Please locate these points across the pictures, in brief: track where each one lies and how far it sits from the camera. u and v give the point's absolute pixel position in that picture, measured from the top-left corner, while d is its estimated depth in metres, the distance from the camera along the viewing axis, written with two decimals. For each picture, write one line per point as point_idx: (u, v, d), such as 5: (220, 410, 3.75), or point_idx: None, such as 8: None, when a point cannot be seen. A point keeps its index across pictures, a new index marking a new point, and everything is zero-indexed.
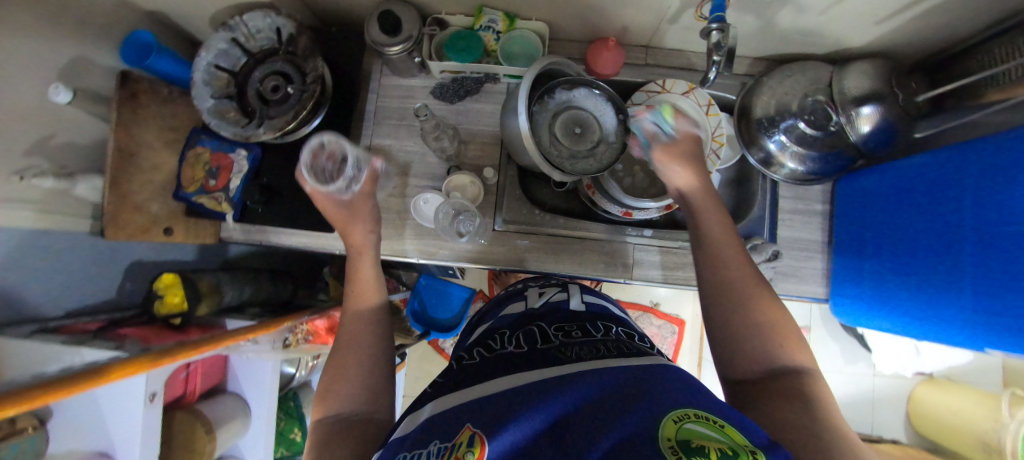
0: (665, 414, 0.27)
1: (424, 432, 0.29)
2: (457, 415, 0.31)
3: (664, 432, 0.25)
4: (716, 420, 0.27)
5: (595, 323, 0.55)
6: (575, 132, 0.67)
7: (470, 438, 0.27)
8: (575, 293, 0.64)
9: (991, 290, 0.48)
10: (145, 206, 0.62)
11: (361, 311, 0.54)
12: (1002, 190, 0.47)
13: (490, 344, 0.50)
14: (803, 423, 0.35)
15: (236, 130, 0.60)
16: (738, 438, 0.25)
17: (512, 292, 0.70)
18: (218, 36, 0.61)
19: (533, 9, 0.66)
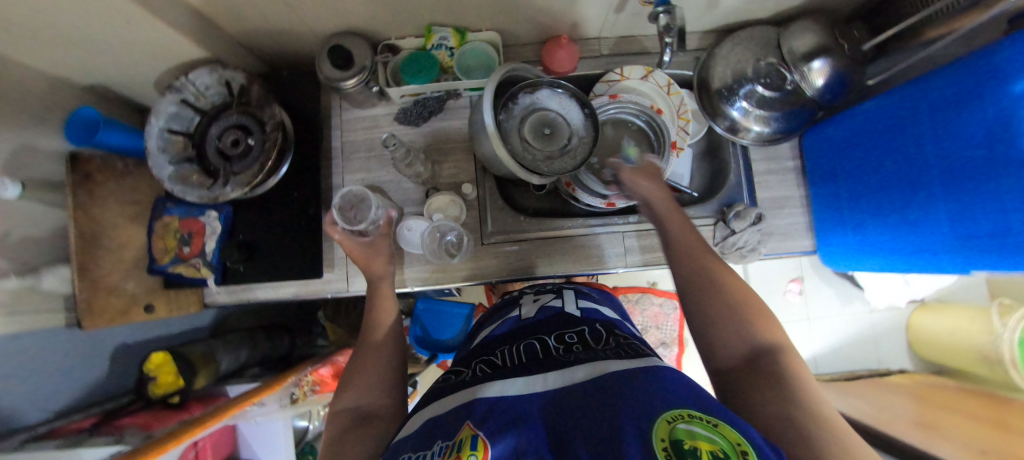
0: (660, 415, 0.29)
1: (425, 437, 0.33)
2: (457, 417, 0.34)
3: (658, 432, 0.27)
4: (711, 420, 0.28)
5: (593, 327, 0.56)
6: (546, 133, 0.67)
7: (470, 439, 0.29)
8: (569, 298, 0.65)
9: (964, 214, 0.49)
10: (121, 287, 0.60)
11: (379, 337, 0.54)
12: (951, 122, 0.50)
13: (492, 358, 0.50)
14: (780, 415, 0.37)
15: (204, 192, 0.58)
16: (731, 437, 0.26)
17: (508, 301, 0.73)
18: (166, 100, 0.59)
19: (481, 20, 0.67)
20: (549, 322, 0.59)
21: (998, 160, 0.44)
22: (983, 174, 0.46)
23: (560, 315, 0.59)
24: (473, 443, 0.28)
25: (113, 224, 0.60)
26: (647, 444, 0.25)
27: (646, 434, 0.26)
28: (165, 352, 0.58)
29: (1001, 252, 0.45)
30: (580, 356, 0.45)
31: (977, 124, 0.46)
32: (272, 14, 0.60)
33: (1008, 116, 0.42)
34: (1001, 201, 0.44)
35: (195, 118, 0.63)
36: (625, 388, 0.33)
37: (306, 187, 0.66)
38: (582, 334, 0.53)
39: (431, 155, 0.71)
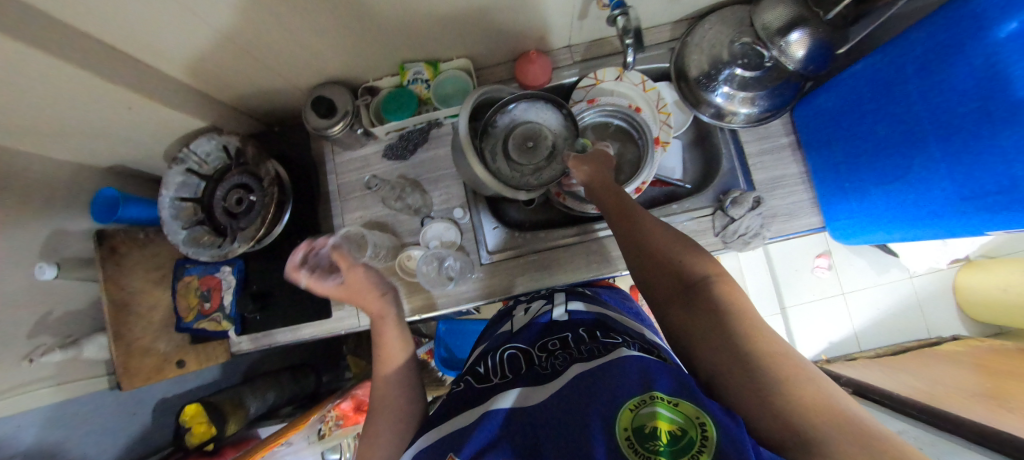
0: (621, 405, 0.31)
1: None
2: (442, 447, 0.35)
3: (621, 422, 0.30)
4: (671, 399, 0.31)
5: (576, 330, 0.52)
6: (528, 146, 0.67)
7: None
8: (558, 301, 0.62)
9: (967, 174, 0.47)
10: (153, 347, 0.64)
11: (388, 375, 0.54)
12: (937, 77, 0.48)
13: (481, 372, 0.50)
14: (731, 368, 0.36)
15: (213, 251, 0.63)
16: (689, 411, 0.29)
17: (504, 313, 0.70)
18: (173, 172, 0.64)
19: (449, 50, 0.69)
20: (537, 330, 0.56)
21: (995, 110, 0.42)
22: (980, 126, 0.44)
23: (550, 322, 0.57)
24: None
25: (140, 290, 0.66)
26: (614, 438, 0.29)
27: (610, 427, 0.30)
28: (196, 405, 0.61)
29: (1011, 209, 0.42)
30: (561, 362, 0.43)
31: (970, 77, 0.44)
32: (256, 76, 0.65)
33: (1000, 61, 0.40)
34: (1001, 151, 0.42)
35: (200, 183, 0.68)
36: (602, 382, 0.34)
37: (308, 232, 0.70)
38: (565, 337, 0.51)
39: (422, 185, 0.73)
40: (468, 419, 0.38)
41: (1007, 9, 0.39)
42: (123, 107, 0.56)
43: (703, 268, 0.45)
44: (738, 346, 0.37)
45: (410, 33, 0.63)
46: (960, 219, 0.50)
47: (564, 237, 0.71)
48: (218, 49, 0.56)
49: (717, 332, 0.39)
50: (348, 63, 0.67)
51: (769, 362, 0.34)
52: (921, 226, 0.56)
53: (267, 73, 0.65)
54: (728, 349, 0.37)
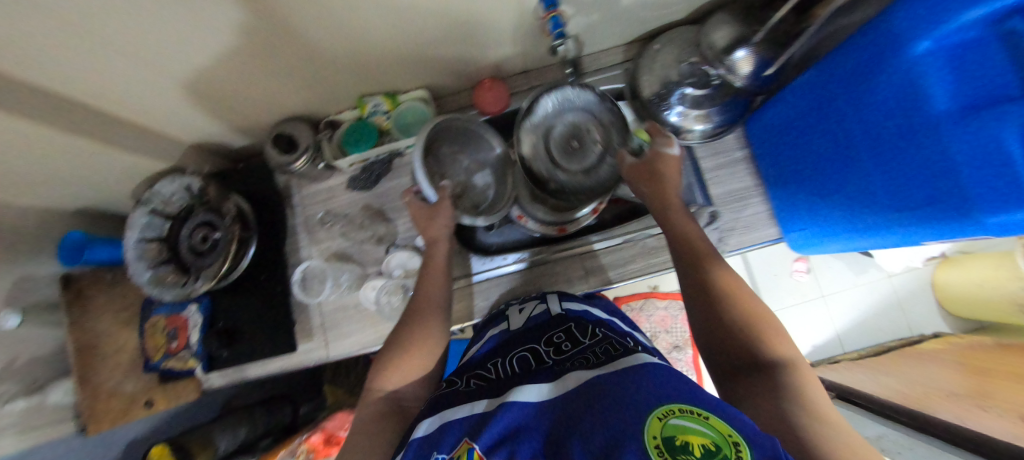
0: (650, 412, 0.32)
1: (430, 444, 0.39)
2: (467, 426, 0.40)
3: (650, 430, 0.31)
4: (701, 413, 0.31)
5: (582, 326, 0.58)
6: (575, 147, 0.64)
7: (469, 451, 0.36)
8: (554, 299, 0.67)
9: (899, 186, 0.48)
10: (118, 389, 0.65)
11: (392, 377, 0.55)
12: (860, 94, 0.50)
13: (484, 375, 0.53)
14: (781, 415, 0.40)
15: (179, 290, 0.63)
16: (722, 429, 0.29)
17: (495, 314, 0.73)
18: (137, 213, 0.65)
19: (406, 82, 0.71)
20: (537, 328, 0.61)
21: (917, 125, 0.44)
22: (902, 141, 0.46)
23: (549, 319, 0.62)
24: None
25: (106, 331, 0.66)
26: (642, 445, 0.29)
27: (640, 435, 0.30)
28: (163, 445, 0.61)
29: (945, 220, 0.44)
30: (569, 363, 0.48)
31: (892, 93, 0.46)
32: (217, 117, 0.66)
33: (915, 79, 0.43)
34: (932, 163, 0.43)
35: (165, 223, 0.68)
36: (629, 385, 0.37)
37: (273, 266, 0.70)
38: (569, 333, 0.57)
39: (387, 213, 0.74)
40: (493, 404, 0.42)
41: (918, 30, 0.41)
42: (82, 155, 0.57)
43: (778, 345, 0.47)
44: (801, 414, 0.39)
45: (365, 69, 0.65)
46: (888, 230, 0.52)
47: (563, 250, 0.75)
48: (174, 94, 0.58)
49: (778, 395, 0.42)
50: (307, 98, 0.69)
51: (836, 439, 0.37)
52: (857, 239, 0.58)
53: (227, 112, 0.67)
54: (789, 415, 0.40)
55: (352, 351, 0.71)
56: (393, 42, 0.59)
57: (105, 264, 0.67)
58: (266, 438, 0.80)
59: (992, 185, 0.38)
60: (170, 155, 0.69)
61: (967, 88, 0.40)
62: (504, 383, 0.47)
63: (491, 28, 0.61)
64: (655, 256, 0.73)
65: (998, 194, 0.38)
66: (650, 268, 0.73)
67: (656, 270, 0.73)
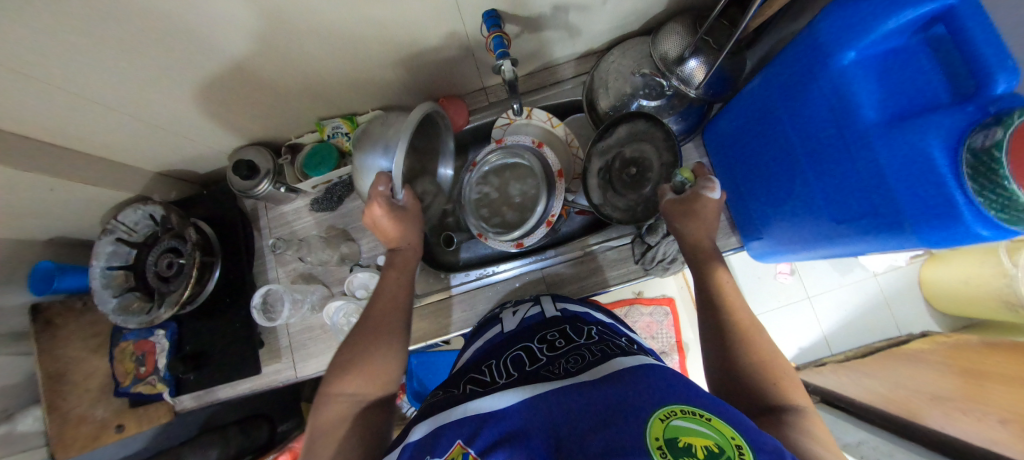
0: (653, 411, 0.32)
1: (420, 449, 0.35)
2: (456, 426, 0.36)
3: (652, 431, 0.30)
4: (702, 415, 0.31)
5: (575, 325, 0.57)
6: (633, 174, 0.67)
7: (463, 456, 0.33)
8: (548, 302, 0.66)
9: (837, 198, 0.47)
10: (89, 414, 0.66)
11: (346, 388, 0.46)
12: (796, 103, 0.49)
13: (479, 376, 0.49)
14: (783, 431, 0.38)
15: (141, 318, 0.65)
16: (725, 432, 0.29)
17: (488, 319, 0.71)
18: (103, 242, 0.68)
19: (362, 104, 0.72)
20: (530, 328, 0.59)
21: (848, 137, 0.43)
22: (838, 152, 0.45)
23: (543, 321, 0.60)
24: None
25: (77, 359, 0.68)
26: (646, 444, 0.28)
27: (642, 435, 0.29)
28: None
29: (878, 233, 0.43)
30: (566, 361, 0.46)
31: (822, 105, 0.45)
32: (178, 145, 0.68)
33: (844, 90, 0.42)
34: (864, 176, 0.42)
35: (132, 251, 0.70)
36: (632, 384, 0.36)
37: (238, 289, 0.72)
38: (564, 331, 0.55)
39: (352, 233, 0.76)
40: (483, 403, 0.39)
41: (841, 40, 0.40)
42: (44, 190, 0.59)
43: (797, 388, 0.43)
44: (813, 448, 0.35)
45: (318, 93, 0.66)
46: (831, 240, 0.51)
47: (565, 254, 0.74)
48: (130, 127, 0.60)
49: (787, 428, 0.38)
50: (267, 123, 0.71)
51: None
52: (807, 248, 0.57)
53: (188, 140, 0.68)
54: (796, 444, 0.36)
55: (315, 371, 0.71)
56: (340, 68, 0.61)
57: (75, 292, 0.68)
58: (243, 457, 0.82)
59: (922, 200, 0.37)
60: (135, 184, 0.71)
61: (895, 97, 0.39)
62: (505, 383, 0.44)
63: (437, 48, 0.62)
64: (613, 270, 0.73)
65: (929, 208, 0.37)
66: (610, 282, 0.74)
67: (612, 284, 0.73)
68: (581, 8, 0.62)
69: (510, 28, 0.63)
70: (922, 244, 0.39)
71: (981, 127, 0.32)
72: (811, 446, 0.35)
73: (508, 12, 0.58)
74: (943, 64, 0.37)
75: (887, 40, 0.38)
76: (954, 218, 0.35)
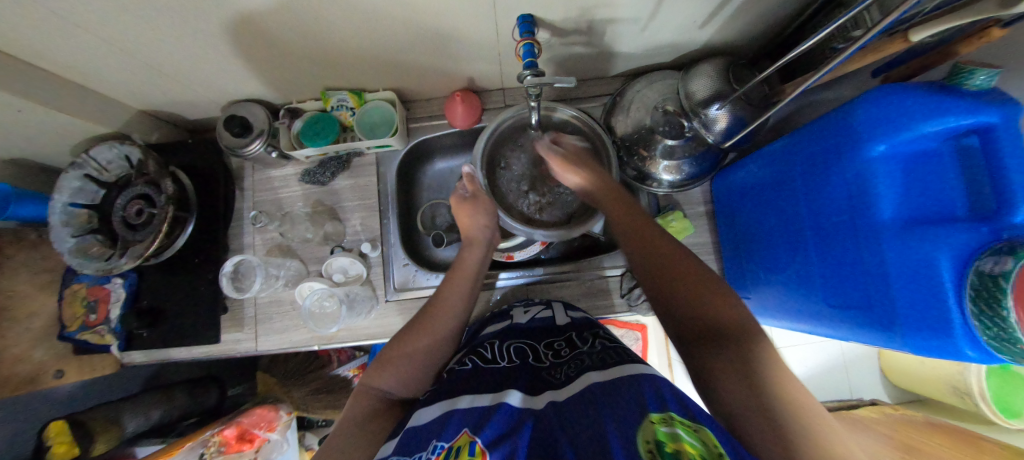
0: (645, 417, 0.34)
1: (431, 430, 0.39)
2: (464, 418, 0.40)
3: (644, 435, 0.32)
4: (692, 424, 0.33)
5: (582, 332, 0.59)
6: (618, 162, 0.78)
7: (470, 445, 0.36)
8: (559, 307, 0.67)
9: (833, 282, 0.48)
10: (26, 355, 0.62)
11: (382, 365, 0.51)
12: (816, 180, 0.49)
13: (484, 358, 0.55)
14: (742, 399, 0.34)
15: (101, 265, 0.61)
16: (709, 440, 0.30)
17: (496, 313, 0.70)
18: (70, 176, 0.63)
19: (374, 81, 0.68)
20: (541, 331, 0.61)
21: (859, 227, 0.43)
22: (846, 239, 0.45)
23: (550, 325, 0.62)
24: (474, 451, 0.34)
25: (21, 294, 0.64)
26: (638, 445, 0.31)
27: (636, 439, 0.32)
28: (63, 422, 0.61)
29: (868, 327, 0.44)
30: (569, 370, 0.49)
31: (841, 189, 0.45)
32: (167, 86, 0.63)
33: (867, 181, 0.41)
34: (866, 269, 0.43)
35: (99, 190, 0.65)
36: (628, 390, 0.39)
37: (208, 251, 0.68)
38: (571, 338, 0.58)
39: (340, 213, 0.72)
40: (488, 402, 0.42)
41: (877, 130, 0.40)
42: (10, 109, 0.53)
43: (732, 322, 0.39)
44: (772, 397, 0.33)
45: (328, 63, 0.62)
46: (820, 318, 0.51)
47: (569, 271, 0.73)
48: (118, 59, 0.55)
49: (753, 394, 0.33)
50: (268, 83, 0.66)
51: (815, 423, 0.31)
52: (790, 320, 0.58)
53: (178, 85, 0.63)
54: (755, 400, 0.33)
55: (278, 348, 0.69)
56: (359, 42, 0.57)
57: (31, 222, 0.64)
58: (188, 419, 0.79)
59: (918, 309, 0.38)
60: (112, 120, 0.66)
61: (914, 201, 0.39)
62: (507, 379, 0.49)
63: (464, 42, 0.59)
64: (600, 298, 0.73)
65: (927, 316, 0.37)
66: (598, 310, 0.73)
67: (600, 313, 0.73)
68: (621, 29, 0.61)
69: (543, 37, 0.60)
70: (906, 346, 0.40)
71: (992, 252, 0.33)
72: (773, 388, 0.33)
73: (547, 18, 0.55)
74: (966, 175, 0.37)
75: (919, 141, 0.38)
76: (946, 330, 0.35)
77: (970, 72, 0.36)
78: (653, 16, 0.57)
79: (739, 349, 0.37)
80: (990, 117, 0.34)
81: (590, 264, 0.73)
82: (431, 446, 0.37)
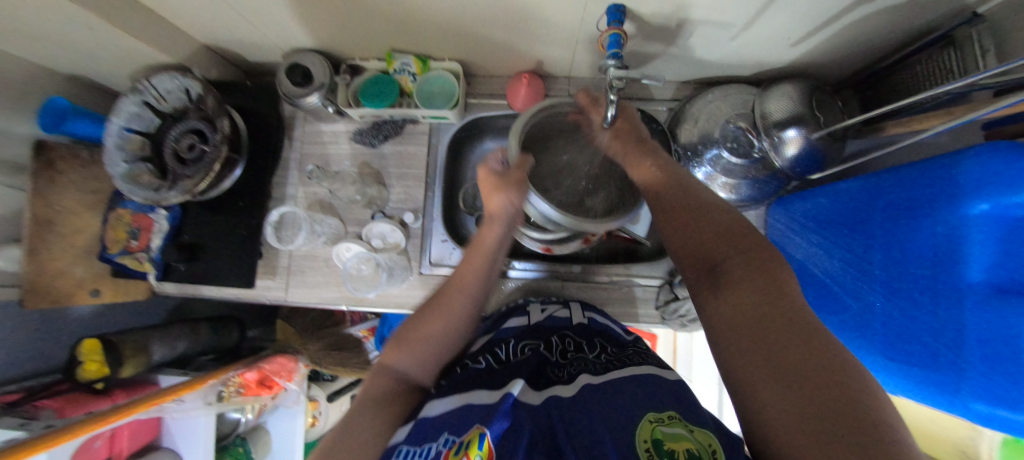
0: (643, 417, 0.34)
1: (441, 423, 0.40)
2: (473, 414, 0.40)
3: (641, 433, 0.32)
4: (688, 425, 0.32)
5: (593, 338, 0.58)
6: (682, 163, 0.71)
7: (479, 438, 0.34)
8: (577, 308, 0.65)
9: (901, 335, 0.46)
10: (67, 271, 0.64)
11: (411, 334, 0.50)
12: (900, 230, 0.47)
13: (496, 357, 0.54)
14: (749, 359, 0.29)
15: (149, 194, 0.61)
16: (704, 438, 0.30)
17: (510, 309, 0.69)
18: (129, 101, 0.62)
19: (442, 49, 0.66)
20: (553, 329, 0.60)
21: (943, 285, 0.41)
22: (924, 294, 0.43)
23: (569, 326, 0.61)
24: (480, 445, 0.33)
25: (68, 211, 0.64)
26: (633, 442, 0.31)
27: (631, 437, 0.32)
28: (95, 342, 0.62)
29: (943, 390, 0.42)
30: (576, 364, 0.50)
31: (928, 243, 0.43)
32: (237, 25, 0.62)
33: (960, 239, 0.40)
34: (942, 328, 0.41)
35: (155, 120, 0.65)
36: (625, 393, 0.39)
37: (253, 195, 0.67)
38: (580, 342, 0.57)
39: (385, 178, 0.71)
40: (489, 399, 0.42)
41: (979, 189, 0.38)
42: (82, 26, 0.52)
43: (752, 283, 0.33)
44: (785, 363, 0.27)
45: (402, 24, 0.60)
46: (881, 369, 0.49)
47: (603, 275, 0.71)
48: None
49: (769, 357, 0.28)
50: (336, 35, 0.64)
51: (877, 410, 0.22)
52: None
53: (247, 25, 0.62)
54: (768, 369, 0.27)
55: (308, 301, 0.69)
56: (439, 9, 0.55)
57: (85, 140, 0.64)
58: (207, 355, 0.81)
59: (1006, 378, 0.36)
60: (176, 50, 0.65)
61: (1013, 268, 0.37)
62: (509, 375, 0.47)
63: (547, 25, 0.57)
64: (631, 306, 0.71)
65: (1005, 357, 0.36)
66: (630, 317, 0.72)
67: (629, 320, 0.71)
68: (708, 35, 0.57)
69: (627, 30, 0.57)
70: (979, 411, 0.39)
71: None
72: (824, 376, 0.25)
73: (638, 12, 0.53)
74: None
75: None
76: None
77: None
78: (747, 26, 0.54)
79: (762, 312, 0.31)
80: None
81: (624, 270, 0.71)
82: (442, 438, 0.37)
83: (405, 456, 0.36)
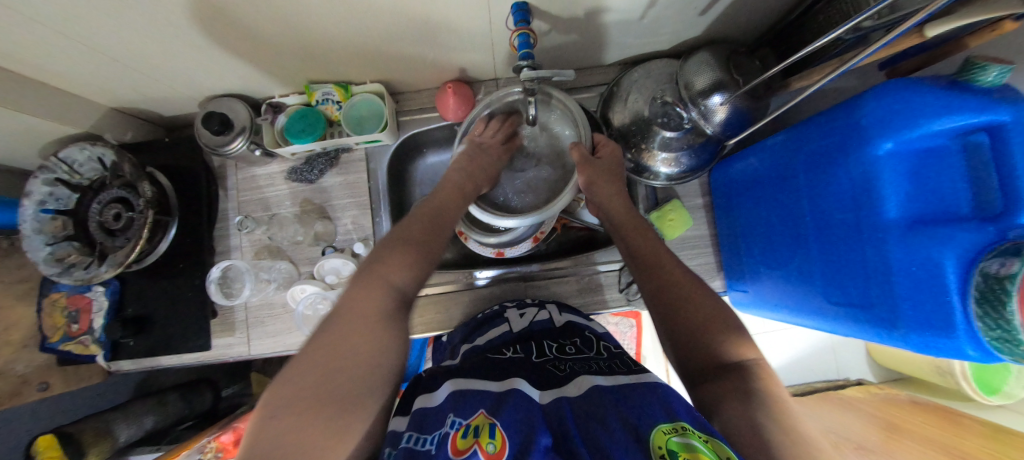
0: (654, 426, 0.34)
1: (441, 412, 0.38)
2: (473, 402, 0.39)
3: (654, 440, 0.32)
4: (701, 435, 0.33)
5: (585, 336, 0.59)
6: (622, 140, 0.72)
7: (490, 428, 0.34)
8: (555, 309, 0.66)
9: (837, 280, 0.48)
10: (7, 369, 0.60)
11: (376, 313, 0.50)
12: (821, 178, 0.48)
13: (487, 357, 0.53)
14: (746, 424, 0.35)
15: (79, 275, 0.58)
16: (720, 453, 0.30)
17: (489, 316, 0.68)
18: (38, 181, 0.59)
19: (361, 73, 0.65)
20: (541, 331, 0.60)
21: (863, 224, 0.43)
22: (850, 238, 0.45)
23: (553, 329, 0.61)
24: (493, 431, 0.33)
25: None
26: (649, 448, 0.31)
27: (647, 444, 0.32)
28: (50, 437, 0.59)
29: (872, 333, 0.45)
30: (575, 365, 0.49)
31: (845, 187, 0.45)
32: (142, 84, 0.60)
33: (872, 179, 0.41)
34: (868, 274, 0.43)
35: (73, 195, 0.61)
36: (629, 402, 0.38)
37: (193, 255, 0.65)
38: (577, 342, 0.57)
39: (329, 211, 0.69)
40: (499, 389, 0.41)
41: (882, 127, 0.39)
42: None
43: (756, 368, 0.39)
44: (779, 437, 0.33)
45: (313, 57, 0.59)
46: (822, 311, 0.52)
47: (566, 268, 0.72)
48: (86, 57, 0.51)
49: (760, 427, 0.34)
50: (249, 77, 0.63)
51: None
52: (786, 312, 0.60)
53: (153, 82, 0.60)
54: (758, 429, 0.34)
55: (270, 351, 0.67)
56: (346, 35, 0.54)
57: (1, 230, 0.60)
58: (182, 423, 0.78)
59: (923, 310, 0.38)
60: (83, 119, 0.62)
61: (923, 200, 0.38)
62: (502, 372, 0.47)
63: (457, 35, 0.57)
64: (596, 293, 0.72)
65: (926, 308, 0.37)
66: (597, 304, 0.72)
67: (598, 308, 0.72)
68: (618, 19, 0.58)
69: (540, 26, 0.58)
70: (910, 345, 0.40)
71: (997, 253, 0.32)
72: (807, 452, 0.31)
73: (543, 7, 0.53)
74: (969, 181, 0.36)
75: (927, 138, 0.37)
76: (948, 330, 0.36)
77: (983, 66, 0.35)
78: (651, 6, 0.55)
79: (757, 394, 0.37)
80: (1003, 114, 0.34)
81: (584, 260, 0.72)
82: (448, 421, 0.36)
83: (413, 443, 0.34)
